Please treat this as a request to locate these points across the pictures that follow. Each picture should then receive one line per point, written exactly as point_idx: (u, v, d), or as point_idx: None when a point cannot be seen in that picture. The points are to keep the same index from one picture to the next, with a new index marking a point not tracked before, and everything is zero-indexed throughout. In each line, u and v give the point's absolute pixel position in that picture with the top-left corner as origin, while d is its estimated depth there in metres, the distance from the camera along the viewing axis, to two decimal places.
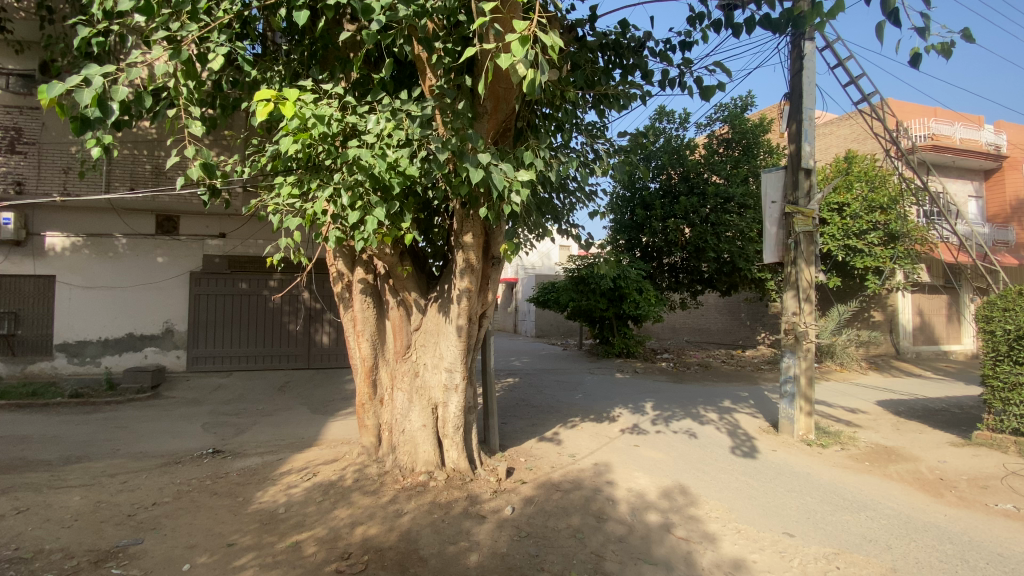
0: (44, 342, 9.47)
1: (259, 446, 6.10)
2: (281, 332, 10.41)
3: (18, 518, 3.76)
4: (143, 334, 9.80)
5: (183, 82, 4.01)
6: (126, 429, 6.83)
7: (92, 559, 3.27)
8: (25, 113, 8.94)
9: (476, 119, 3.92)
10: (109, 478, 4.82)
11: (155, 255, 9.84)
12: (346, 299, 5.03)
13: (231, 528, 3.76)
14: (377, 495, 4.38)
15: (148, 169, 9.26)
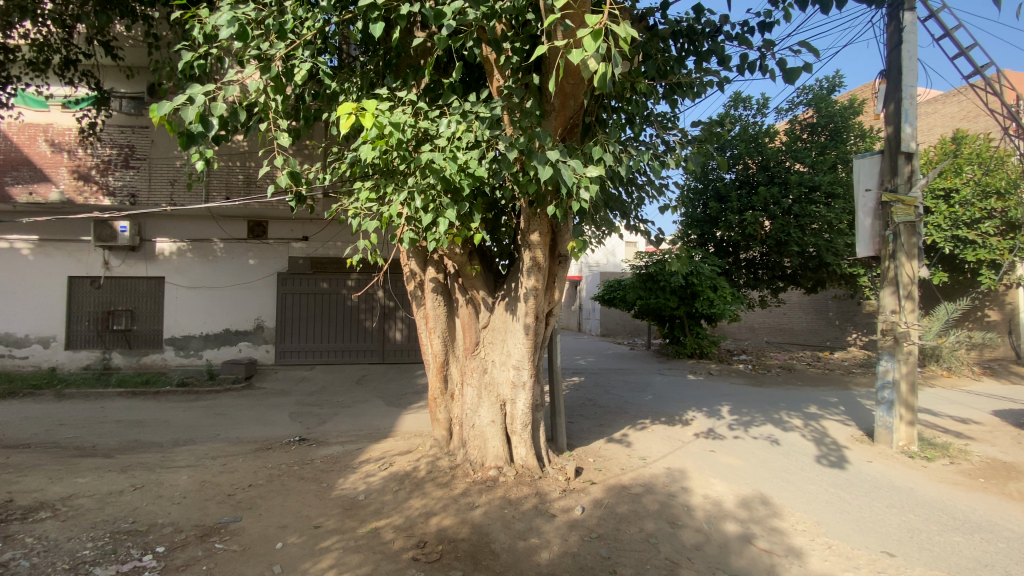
0: (155, 336, 10.62)
1: (339, 436, 6.48)
2: (357, 329, 11.00)
3: (137, 494, 4.23)
4: (238, 330, 10.74)
5: (274, 97, 4.32)
6: (224, 416, 7.52)
7: (198, 534, 3.61)
8: (137, 132, 10.03)
9: (544, 117, 3.92)
10: (210, 461, 5.31)
11: (248, 257, 10.75)
12: (419, 297, 5.22)
13: (317, 512, 4.02)
14: (450, 486, 4.52)
15: (241, 179, 10.12)
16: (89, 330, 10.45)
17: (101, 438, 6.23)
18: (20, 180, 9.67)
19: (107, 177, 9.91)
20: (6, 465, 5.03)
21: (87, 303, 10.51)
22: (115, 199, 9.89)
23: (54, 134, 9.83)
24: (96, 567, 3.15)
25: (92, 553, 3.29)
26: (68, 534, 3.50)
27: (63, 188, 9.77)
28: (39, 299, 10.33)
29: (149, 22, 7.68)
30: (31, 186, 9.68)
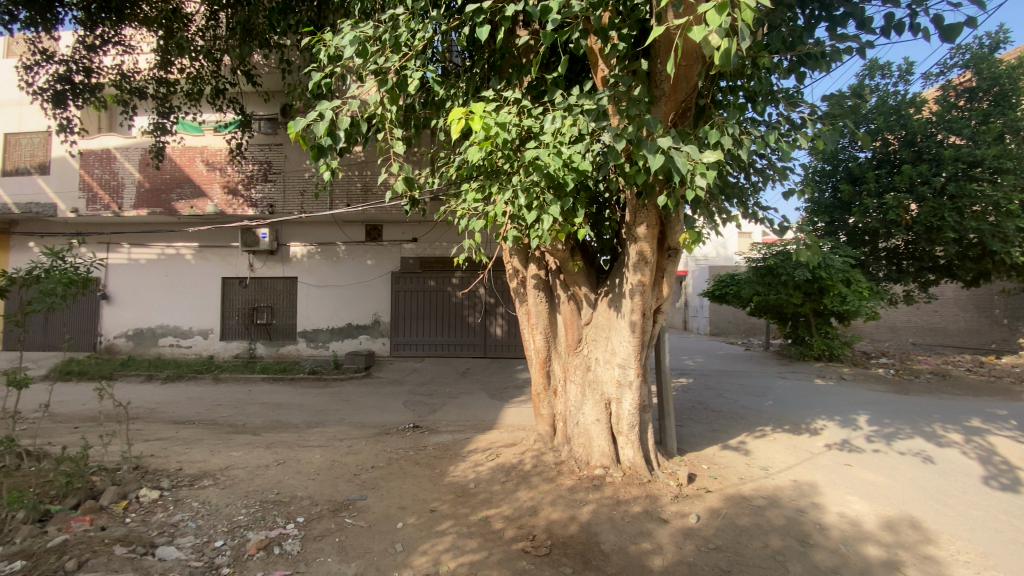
0: (291, 329, 11.97)
1: (449, 425, 6.81)
2: (462, 325, 11.47)
3: (281, 468, 4.79)
4: (358, 324, 11.74)
5: (389, 107, 4.57)
6: (347, 402, 8.27)
7: (331, 509, 3.93)
8: (273, 149, 11.36)
9: (653, 103, 3.76)
10: (338, 442, 5.85)
11: (365, 258, 11.69)
12: (521, 294, 5.27)
13: (432, 496, 4.24)
14: (557, 482, 4.52)
15: (359, 187, 11.03)
16: (238, 323, 12.06)
17: (250, 418, 7.15)
18: (184, 196, 11.39)
19: (251, 191, 11.34)
20: (180, 437, 5.96)
21: (236, 300, 12.12)
22: (257, 210, 11.29)
23: (208, 155, 11.42)
24: (249, 530, 3.50)
25: (246, 517, 3.67)
26: (228, 499, 3.99)
27: (217, 202, 11.35)
28: (201, 297, 12.14)
29: (282, 50, 8.63)
30: (192, 200, 11.37)
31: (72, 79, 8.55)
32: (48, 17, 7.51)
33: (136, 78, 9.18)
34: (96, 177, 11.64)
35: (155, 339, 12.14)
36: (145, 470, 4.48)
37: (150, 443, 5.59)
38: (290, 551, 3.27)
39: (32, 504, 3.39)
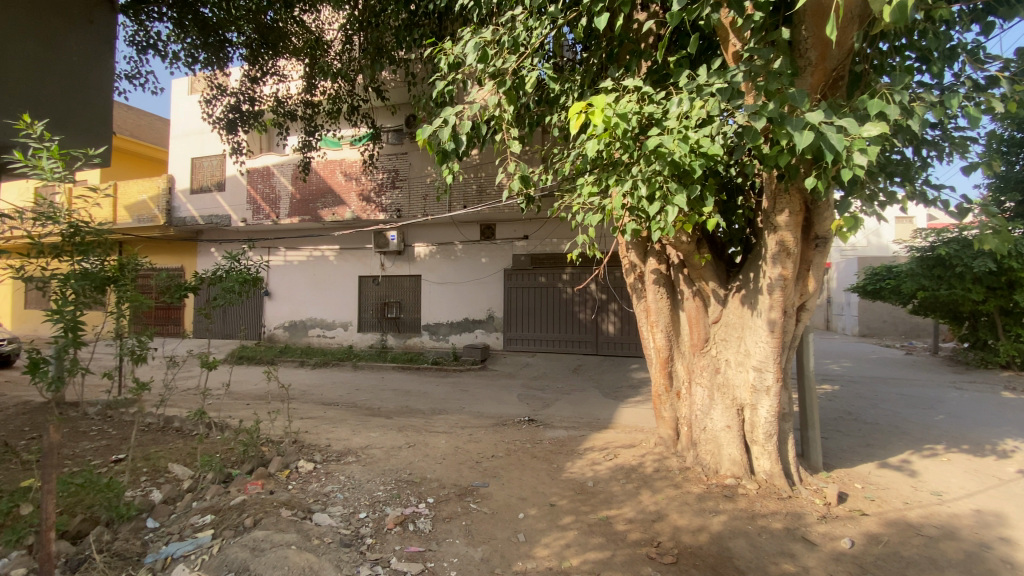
0: (415, 323, 12.89)
1: (565, 420, 6.81)
2: (574, 321, 11.39)
3: (412, 450, 5.17)
4: (474, 319, 12.27)
5: (507, 108, 4.64)
6: (466, 392, 8.68)
7: (457, 492, 4.15)
8: (399, 158, 12.33)
9: (797, 75, 3.38)
10: (460, 430, 6.16)
11: (481, 256, 12.17)
12: (639, 290, 5.07)
13: (551, 490, 4.27)
14: (682, 488, 4.28)
15: (474, 189, 11.53)
16: (371, 317, 13.28)
17: (383, 403, 7.84)
18: (327, 204, 12.82)
19: (381, 197, 12.40)
20: (328, 417, 6.72)
21: (369, 296, 13.35)
22: (387, 214, 12.31)
23: (346, 167, 12.76)
24: (387, 505, 3.79)
25: (383, 494, 3.99)
26: (368, 475, 4.38)
27: (354, 208, 12.60)
28: (341, 293, 13.58)
29: (407, 64, 9.27)
30: (333, 208, 12.75)
31: (240, 108, 10.05)
32: (221, 55, 8.89)
33: (288, 103, 10.50)
34: (260, 192, 13.61)
35: (305, 330, 13.85)
36: (301, 444, 5.11)
37: (304, 421, 6.38)
38: (422, 529, 3.47)
39: (219, 466, 4.01)
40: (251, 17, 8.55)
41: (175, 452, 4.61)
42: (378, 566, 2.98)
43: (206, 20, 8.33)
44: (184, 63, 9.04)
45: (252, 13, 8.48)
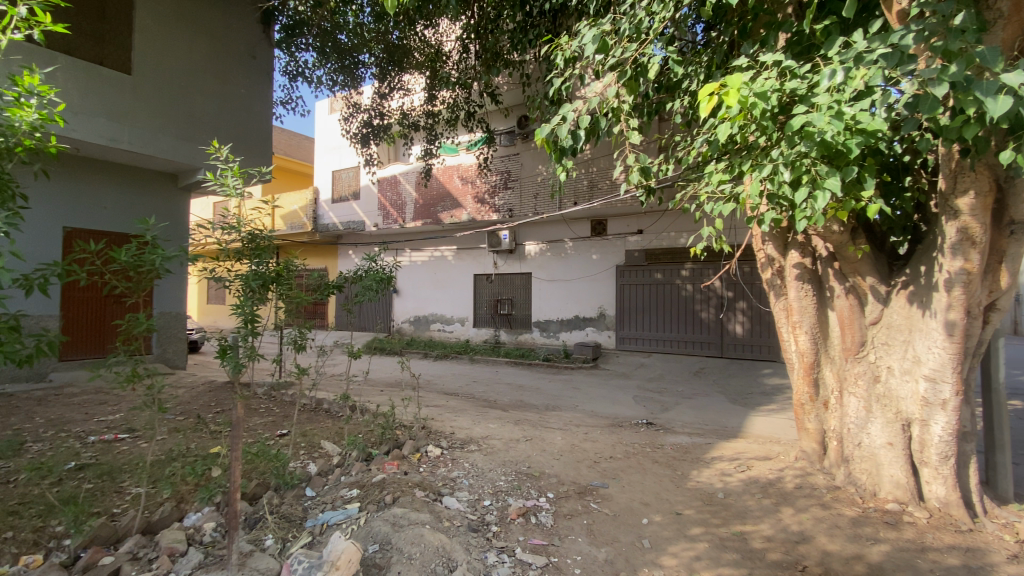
0: (527, 320, 13.13)
1: (687, 425, 6.46)
2: (694, 320, 10.74)
3: (529, 444, 5.26)
4: (585, 317, 12.14)
5: (628, 98, 4.49)
6: (580, 391, 8.64)
7: (576, 490, 4.13)
8: (511, 159, 12.64)
9: (987, 30, 2.82)
10: (576, 428, 6.13)
11: (592, 253, 12.01)
12: (778, 287, 4.61)
13: (676, 498, 4.06)
14: (830, 509, 3.80)
15: (585, 184, 11.44)
16: (486, 313, 13.82)
17: (500, 395, 8.11)
18: (446, 208, 13.60)
19: (494, 198, 12.83)
20: (450, 406, 7.13)
21: (484, 293, 13.89)
22: (500, 214, 12.70)
23: (462, 172, 13.42)
24: (510, 496, 3.89)
25: (505, 484, 4.11)
26: (490, 465, 4.55)
27: (470, 210, 13.20)
28: (458, 291, 14.31)
29: (521, 67, 9.43)
30: (451, 211, 13.49)
31: (371, 123, 11.05)
32: (354, 75, 9.86)
33: (412, 115, 11.26)
34: (388, 199, 14.88)
35: (428, 324, 14.86)
36: (429, 431, 5.48)
37: (430, 409, 6.84)
38: (544, 523, 3.52)
39: (362, 446, 4.44)
40: (379, 37, 9.32)
41: (324, 430, 5.22)
42: (504, 554, 3.08)
43: (341, 44, 9.31)
44: (325, 86, 10.17)
45: (379, 33, 9.24)
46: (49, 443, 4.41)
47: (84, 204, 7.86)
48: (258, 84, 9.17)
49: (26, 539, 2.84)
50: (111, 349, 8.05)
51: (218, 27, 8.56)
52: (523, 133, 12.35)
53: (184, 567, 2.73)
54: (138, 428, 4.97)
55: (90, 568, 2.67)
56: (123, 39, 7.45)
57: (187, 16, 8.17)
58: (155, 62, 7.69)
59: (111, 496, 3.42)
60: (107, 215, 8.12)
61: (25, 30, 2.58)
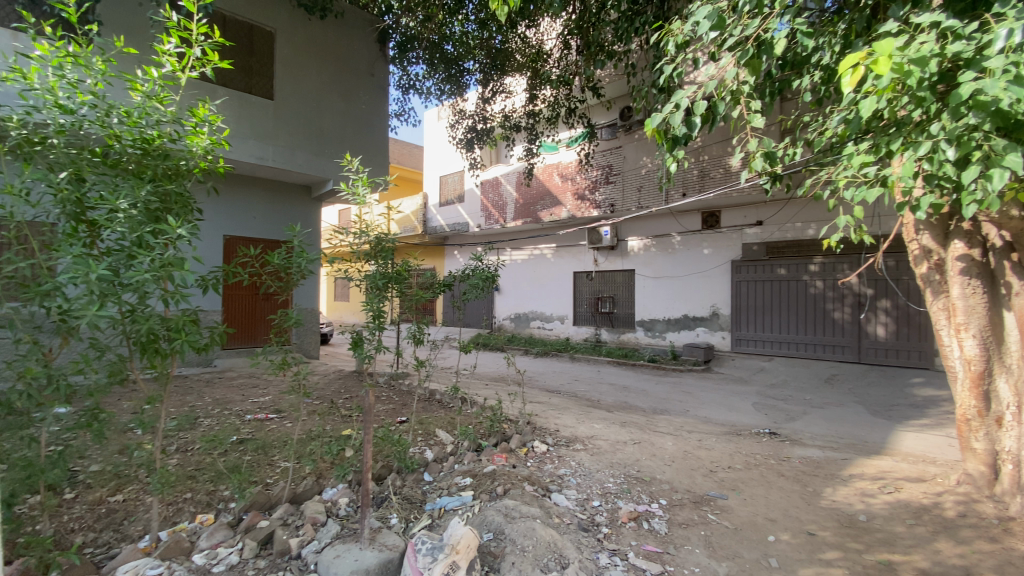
0: (631, 319, 12.75)
1: (817, 438, 5.82)
2: (824, 320, 9.67)
3: (639, 448, 5.11)
4: (695, 316, 11.49)
5: (749, 79, 4.10)
6: (690, 394, 8.21)
7: (692, 499, 3.92)
8: (613, 152, 12.32)
9: None
10: (688, 433, 5.82)
11: (702, 247, 11.33)
12: (936, 282, 3.97)
13: (808, 517, 3.68)
14: (1003, 543, 3.20)
15: (695, 174, 10.83)
16: (587, 311, 13.66)
17: (604, 396, 7.97)
18: (546, 206, 13.67)
19: (595, 194, 12.62)
20: (554, 403, 7.16)
21: (585, 291, 13.73)
22: (601, 210, 12.46)
23: (563, 169, 13.40)
24: (620, 499, 3.81)
25: (615, 486, 4.03)
26: (598, 466, 4.49)
27: (570, 208, 13.13)
28: (559, 288, 14.31)
29: (626, 59, 9.10)
30: (551, 209, 13.52)
31: (475, 128, 11.41)
32: (460, 83, 10.22)
33: (514, 116, 11.43)
34: (490, 200, 15.34)
35: (529, 322, 15.08)
36: (535, 427, 5.54)
37: (534, 405, 6.93)
38: (658, 529, 3.39)
39: (473, 437, 4.64)
40: (482, 43, 9.54)
41: (437, 420, 5.52)
42: (617, 556, 3.01)
43: (449, 54, 9.76)
44: (434, 95, 10.73)
45: (482, 38, 9.44)
46: (216, 419, 5.18)
47: (238, 216, 9.09)
48: (375, 99, 9.94)
49: (201, 500, 3.37)
50: (264, 339, 9.31)
51: (342, 50, 9.43)
52: (625, 125, 11.96)
53: (324, 536, 3.06)
54: (283, 410, 5.67)
55: (250, 530, 3.09)
56: (266, 69, 8.48)
57: (316, 43, 9.10)
58: (291, 87, 8.67)
59: (264, 467, 3.93)
60: (256, 224, 9.32)
61: (201, 67, 3.03)
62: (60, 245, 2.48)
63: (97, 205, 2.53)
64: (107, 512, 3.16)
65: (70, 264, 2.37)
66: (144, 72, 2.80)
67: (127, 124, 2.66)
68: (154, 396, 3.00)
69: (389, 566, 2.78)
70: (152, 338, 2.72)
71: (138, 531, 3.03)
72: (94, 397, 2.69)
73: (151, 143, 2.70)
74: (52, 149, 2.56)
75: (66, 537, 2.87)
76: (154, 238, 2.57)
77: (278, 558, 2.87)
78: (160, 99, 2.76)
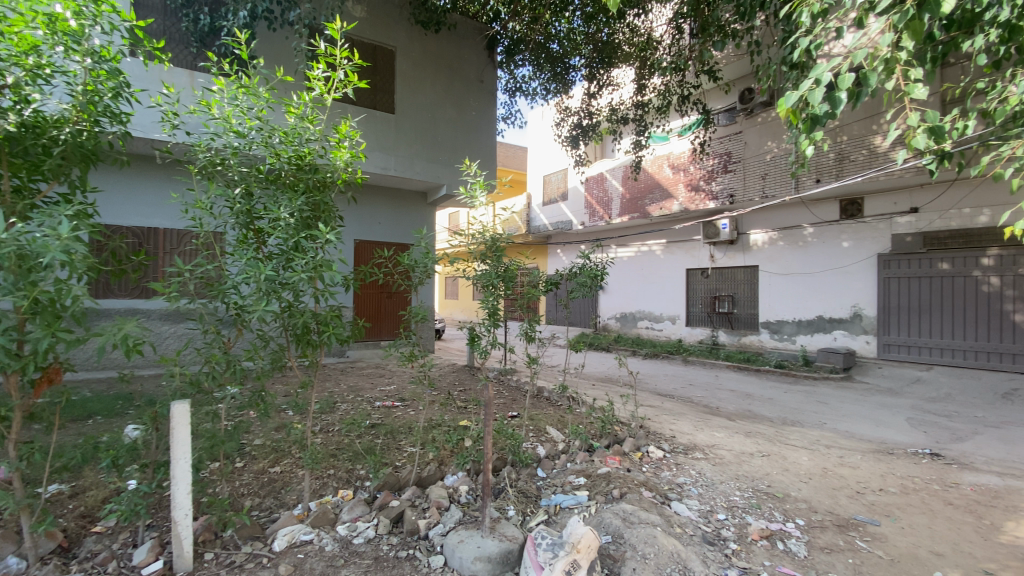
0: (753, 320, 11.77)
1: (995, 463, 4.88)
2: (1002, 324, 8.14)
3: (768, 460, 4.68)
4: (832, 317, 10.27)
5: (907, 45, 3.50)
6: (826, 405, 7.35)
7: (835, 522, 3.50)
8: (732, 139, 11.46)
9: None
10: (826, 448, 5.22)
11: (841, 240, 10.09)
12: None
13: (986, 555, 3.10)
14: None
15: (831, 158, 9.69)
16: (701, 311, 12.86)
17: (723, 402, 7.44)
18: (656, 200, 13.15)
19: (712, 184, 11.84)
20: (667, 408, 6.84)
21: (699, 289, 12.95)
22: (718, 201, 11.67)
23: (674, 160, 12.77)
24: (748, 514, 3.52)
25: (742, 501, 3.73)
26: (721, 477, 4.20)
27: (682, 200, 12.48)
28: (670, 287, 13.66)
29: (748, 37, 8.36)
30: (661, 203, 12.98)
31: (581, 124, 11.10)
32: (566, 81, 10.17)
33: (621, 108, 11.03)
34: (595, 196, 15.12)
35: (636, 322, 14.61)
36: (649, 431, 5.34)
37: (646, 409, 6.68)
38: (795, 552, 3.08)
39: (585, 436, 4.59)
40: (588, 38, 9.34)
41: (547, 417, 5.56)
42: None
43: (554, 53, 9.70)
44: (540, 95, 10.84)
45: (589, 33, 9.26)
46: (350, 404, 5.74)
47: (367, 221, 9.94)
48: (485, 104, 10.30)
49: (343, 477, 3.75)
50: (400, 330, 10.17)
51: (454, 60, 9.94)
52: (745, 109, 11.02)
53: (448, 520, 3.24)
54: (406, 399, 6.11)
55: (383, 508, 3.37)
56: (388, 84, 9.18)
57: (433, 55, 9.68)
58: (410, 100, 9.31)
59: (393, 451, 4.26)
60: (380, 228, 10.14)
61: (342, 88, 3.35)
62: (236, 250, 2.90)
63: (264, 214, 2.93)
64: (269, 481, 3.65)
65: (244, 265, 2.79)
66: (299, 96, 3.17)
67: (285, 144, 3.04)
68: (307, 381, 3.40)
69: (509, 557, 2.85)
70: (305, 331, 3.10)
71: (292, 499, 3.45)
72: (261, 379, 3.11)
73: (304, 159, 3.05)
74: (229, 168, 3.00)
75: (239, 500, 3.36)
76: (308, 243, 2.93)
77: (408, 537, 3.09)
78: (311, 120, 3.11)
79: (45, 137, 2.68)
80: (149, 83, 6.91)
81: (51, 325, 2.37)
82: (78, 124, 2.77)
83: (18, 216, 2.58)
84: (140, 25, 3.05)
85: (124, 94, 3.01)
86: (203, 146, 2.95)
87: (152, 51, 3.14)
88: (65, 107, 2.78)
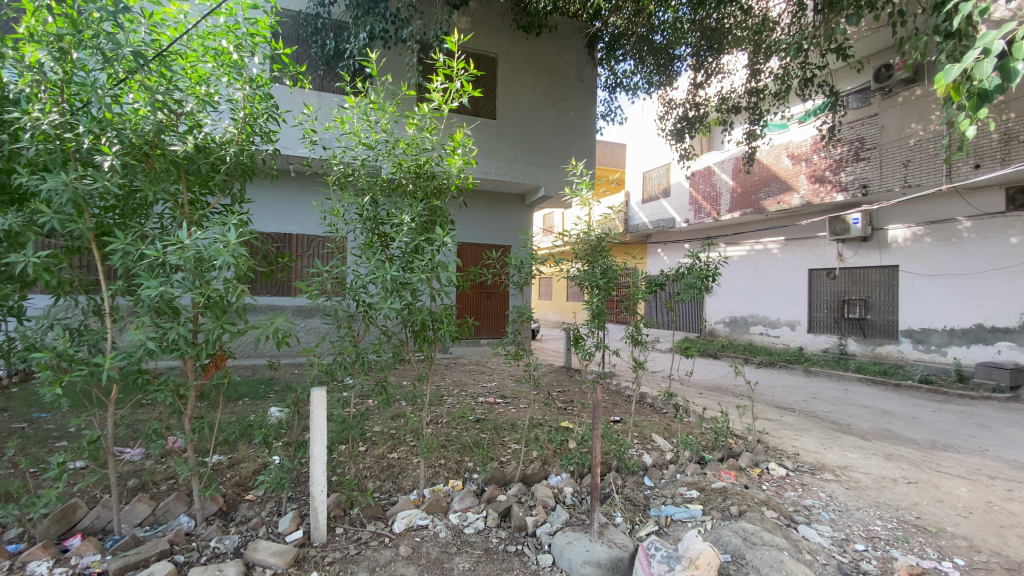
0: (891, 327, 10.40)
1: None
2: None
3: (914, 489, 4.09)
4: (995, 326, 8.82)
5: None
6: (988, 428, 6.27)
7: (1004, 564, 2.98)
8: (866, 123, 10.20)
9: None
10: (988, 479, 4.46)
11: (1007, 235, 8.60)
12: None
13: None
14: None
15: (995, 138, 8.25)
16: (825, 316, 11.62)
17: (854, 419, 6.64)
18: (772, 193, 12.10)
19: (839, 174, 10.61)
20: (787, 422, 6.26)
21: (824, 292, 11.69)
22: (848, 193, 10.43)
23: (793, 149, 11.65)
24: (893, 547, 3.11)
25: (885, 532, 3.31)
26: (857, 503, 3.76)
27: (804, 193, 11.34)
28: (788, 290, 12.51)
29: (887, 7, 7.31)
30: (779, 197, 11.90)
31: (687, 116, 10.51)
32: (671, 72, 9.74)
33: (732, 97, 10.16)
34: (701, 191, 14.32)
35: (747, 327, 13.60)
36: (767, 445, 4.92)
37: (763, 422, 6.17)
38: None
39: (695, 448, 4.36)
40: (695, 25, 8.79)
41: (653, 425, 5.34)
42: None
43: (657, 45, 9.38)
44: (643, 89, 10.48)
45: (696, 20, 8.72)
46: (456, 398, 6.00)
47: (469, 223, 10.34)
48: (584, 103, 10.21)
49: (454, 468, 3.93)
50: (500, 329, 10.40)
51: (553, 60, 9.99)
52: (881, 88, 9.82)
53: (556, 520, 3.25)
54: (508, 397, 6.23)
55: (491, 501, 3.48)
56: (490, 90, 9.47)
57: (532, 58, 9.79)
58: (510, 105, 9.53)
59: (498, 446, 4.39)
60: (481, 231, 10.47)
61: (457, 98, 3.52)
62: (364, 253, 3.18)
63: (388, 220, 3.17)
64: (388, 466, 3.93)
65: (372, 267, 3.04)
66: (419, 107, 3.37)
67: (406, 153, 3.27)
68: (423, 374, 3.62)
69: (619, 564, 2.80)
70: (422, 327, 3.33)
71: (408, 485, 3.69)
72: (384, 372, 3.36)
73: (422, 168, 3.25)
74: (359, 177, 3.30)
75: (363, 481, 3.66)
76: (426, 245, 3.12)
77: (517, 532, 3.17)
78: (429, 130, 3.29)
79: (213, 156, 3.10)
80: (292, 104, 7.80)
81: (219, 318, 2.77)
82: (238, 144, 3.19)
83: (195, 224, 3.03)
84: (285, 52, 3.40)
85: (274, 114, 3.38)
86: (337, 158, 3.26)
87: (295, 74, 3.49)
88: (229, 129, 3.20)
